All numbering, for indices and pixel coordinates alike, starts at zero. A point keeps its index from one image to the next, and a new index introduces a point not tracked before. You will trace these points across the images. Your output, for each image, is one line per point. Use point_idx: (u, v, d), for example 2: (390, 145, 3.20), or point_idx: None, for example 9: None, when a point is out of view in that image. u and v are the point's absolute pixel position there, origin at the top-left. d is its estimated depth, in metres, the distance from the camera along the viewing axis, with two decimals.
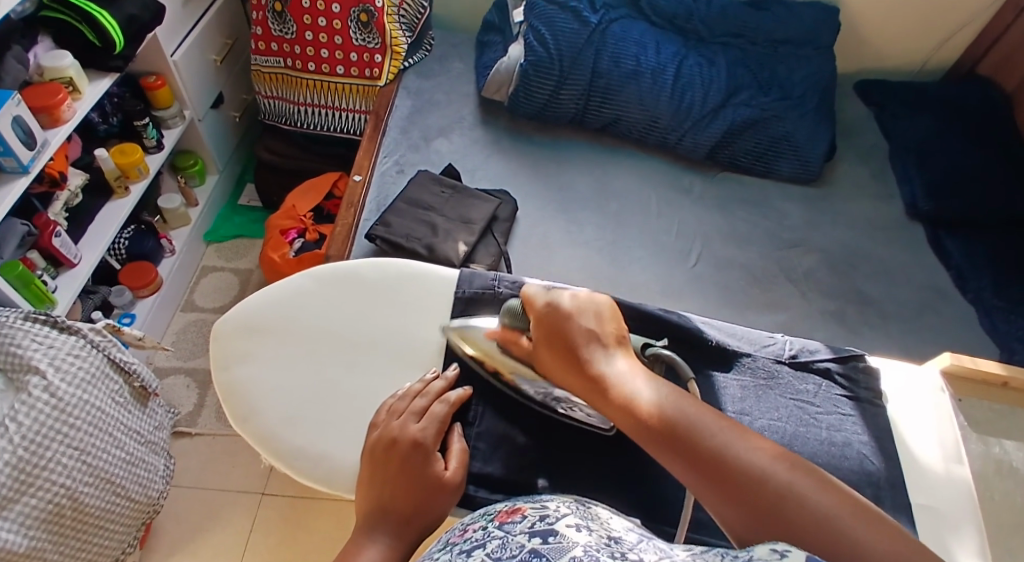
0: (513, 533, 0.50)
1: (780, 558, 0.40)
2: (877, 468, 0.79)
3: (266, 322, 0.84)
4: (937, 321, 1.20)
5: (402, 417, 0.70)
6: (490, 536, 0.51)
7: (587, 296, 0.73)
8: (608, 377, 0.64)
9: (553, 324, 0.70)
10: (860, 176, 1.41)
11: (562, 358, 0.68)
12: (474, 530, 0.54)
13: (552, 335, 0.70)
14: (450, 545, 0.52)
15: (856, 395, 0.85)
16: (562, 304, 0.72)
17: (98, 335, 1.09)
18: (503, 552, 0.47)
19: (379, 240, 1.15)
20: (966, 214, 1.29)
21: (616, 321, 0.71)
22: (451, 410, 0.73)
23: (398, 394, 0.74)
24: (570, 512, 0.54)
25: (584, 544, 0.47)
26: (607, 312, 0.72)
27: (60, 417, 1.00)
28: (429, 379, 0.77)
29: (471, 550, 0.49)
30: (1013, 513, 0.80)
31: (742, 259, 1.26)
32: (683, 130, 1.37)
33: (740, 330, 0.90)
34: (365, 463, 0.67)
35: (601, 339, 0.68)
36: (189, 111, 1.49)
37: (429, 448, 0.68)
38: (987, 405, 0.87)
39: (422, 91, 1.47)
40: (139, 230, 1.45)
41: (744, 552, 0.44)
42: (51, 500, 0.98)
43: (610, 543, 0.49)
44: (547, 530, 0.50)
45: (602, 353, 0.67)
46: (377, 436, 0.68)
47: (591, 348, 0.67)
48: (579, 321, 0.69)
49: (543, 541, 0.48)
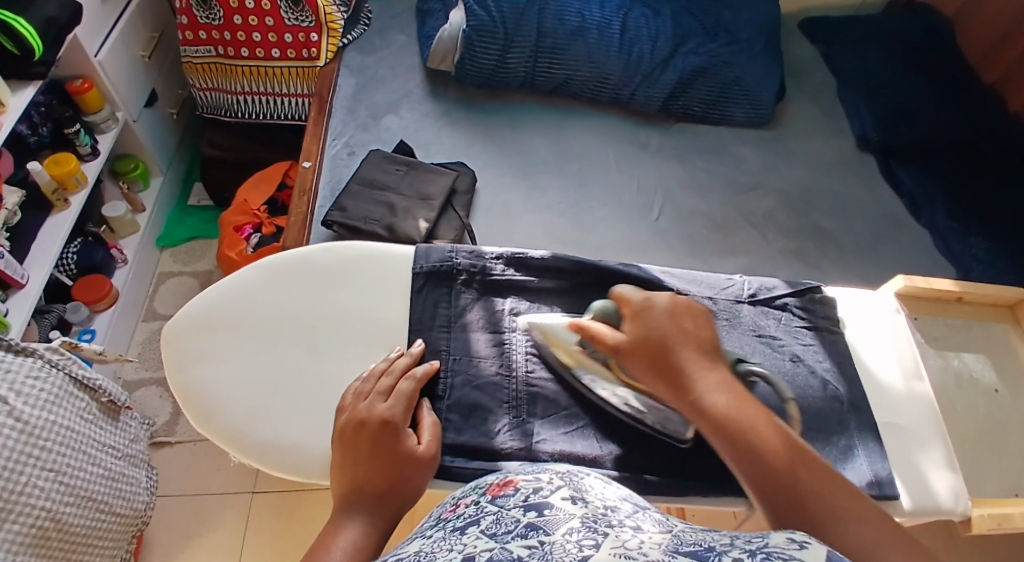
0: (506, 507, 0.50)
1: (800, 550, 0.41)
2: (840, 393, 0.78)
3: (220, 319, 0.81)
4: (894, 247, 1.23)
5: (368, 398, 0.69)
6: (484, 511, 0.50)
7: (681, 299, 0.70)
8: (703, 387, 0.64)
9: (646, 334, 0.68)
10: (811, 114, 1.42)
11: (656, 368, 0.66)
12: (466, 505, 0.54)
13: (644, 347, 0.67)
14: (442, 521, 0.52)
15: (815, 326, 0.83)
16: (653, 316, 0.69)
17: (56, 354, 1.05)
18: (499, 528, 0.47)
19: (336, 225, 1.13)
20: (912, 142, 1.32)
21: (709, 327, 0.69)
22: (418, 385, 0.73)
23: (363, 377, 0.73)
24: (562, 484, 0.54)
25: (579, 516, 0.47)
26: (699, 316, 0.70)
27: (29, 441, 0.97)
28: (394, 358, 0.75)
29: (465, 527, 0.48)
30: (974, 422, 0.82)
31: (703, 208, 1.27)
32: (634, 84, 1.36)
33: (698, 275, 0.86)
34: (337, 445, 0.66)
35: (698, 345, 0.67)
36: (122, 113, 1.43)
37: (397, 427, 0.67)
38: (942, 321, 0.89)
39: (366, 68, 1.42)
40: (86, 242, 1.40)
41: (758, 536, 0.44)
42: (34, 524, 0.96)
43: (607, 512, 0.49)
44: (540, 503, 0.49)
45: (699, 364, 0.65)
46: (345, 420, 0.67)
47: (686, 352, 0.66)
48: (677, 324, 0.68)
49: (538, 514, 0.48)
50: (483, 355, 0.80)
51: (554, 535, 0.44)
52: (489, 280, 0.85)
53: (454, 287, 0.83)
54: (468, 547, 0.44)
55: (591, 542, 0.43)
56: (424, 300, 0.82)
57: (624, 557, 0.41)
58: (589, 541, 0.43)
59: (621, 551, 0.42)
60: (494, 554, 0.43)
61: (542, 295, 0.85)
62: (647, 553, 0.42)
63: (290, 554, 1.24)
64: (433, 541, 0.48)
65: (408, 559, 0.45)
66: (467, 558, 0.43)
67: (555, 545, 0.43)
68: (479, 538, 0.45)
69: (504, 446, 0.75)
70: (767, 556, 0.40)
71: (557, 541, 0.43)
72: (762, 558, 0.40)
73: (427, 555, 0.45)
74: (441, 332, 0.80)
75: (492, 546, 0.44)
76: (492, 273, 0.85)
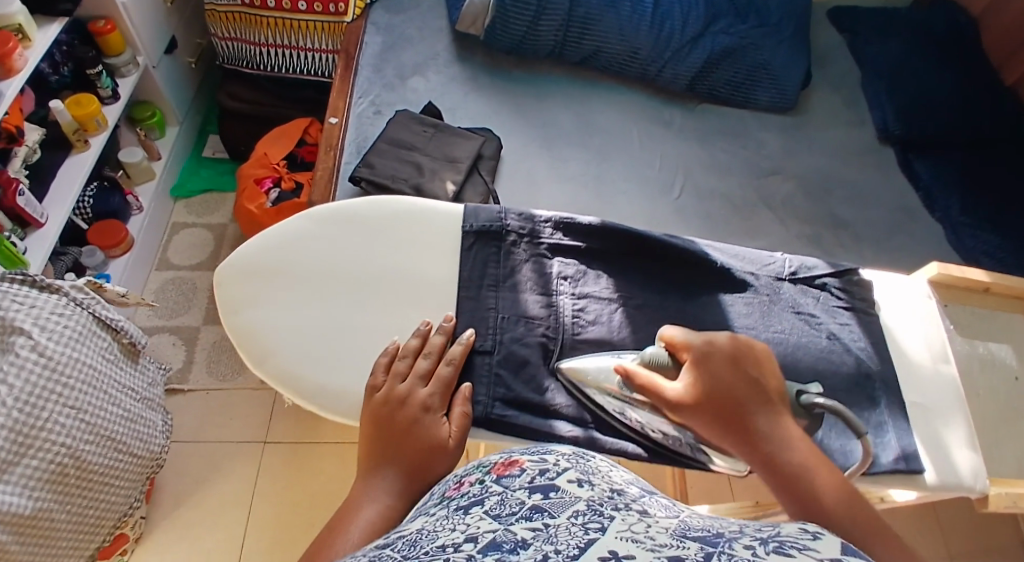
0: (512, 488, 0.44)
1: (815, 541, 0.37)
2: (872, 366, 0.81)
3: (269, 263, 0.76)
4: (909, 238, 1.25)
5: (406, 380, 0.67)
6: (489, 490, 0.44)
7: (743, 341, 0.67)
8: (770, 441, 0.60)
9: (710, 382, 0.63)
10: (835, 104, 1.43)
11: (723, 416, 0.61)
12: (471, 483, 0.48)
13: (714, 395, 0.62)
14: (446, 500, 0.47)
15: (852, 306, 0.85)
16: (718, 367, 0.64)
17: (81, 293, 1.05)
18: (503, 509, 0.41)
19: (364, 182, 1.14)
20: (933, 135, 1.33)
21: (774, 373, 0.66)
22: (457, 372, 0.70)
23: (397, 353, 0.70)
24: (569, 466, 0.48)
25: (585, 500, 0.42)
26: (765, 362, 0.67)
27: (52, 376, 0.98)
28: (426, 331, 0.72)
29: (469, 507, 0.42)
30: (993, 408, 0.84)
31: (723, 189, 1.28)
32: (662, 61, 1.36)
33: (741, 250, 0.86)
34: (366, 422, 0.65)
35: (765, 393, 0.63)
36: (143, 58, 1.41)
37: (428, 413, 0.65)
38: (969, 310, 0.89)
39: (393, 26, 1.40)
40: (102, 187, 1.38)
41: (769, 526, 0.40)
42: (54, 459, 0.97)
43: (612, 496, 0.44)
44: (546, 485, 0.44)
45: (766, 414, 0.62)
46: (381, 400, 0.66)
47: (754, 402, 0.62)
48: (744, 371, 0.64)
49: (543, 497, 0.42)
50: (534, 315, 0.76)
51: (559, 518, 0.39)
52: (537, 242, 0.81)
53: (503, 247, 0.79)
54: (471, 527, 0.38)
55: (597, 524, 0.38)
56: (474, 259, 0.78)
57: (630, 541, 0.36)
58: (595, 523, 0.38)
59: (628, 536, 0.36)
60: (498, 535, 0.37)
61: (591, 260, 0.82)
62: (653, 537, 0.36)
63: (298, 507, 1.25)
64: (436, 519, 0.42)
65: (407, 540, 0.39)
66: (468, 539, 0.36)
67: (561, 528, 0.37)
68: (483, 519, 0.39)
69: (556, 404, 0.72)
70: (781, 545, 0.36)
71: (562, 524, 0.38)
72: (774, 546, 0.35)
73: (428, 535, 0.39)
74: (491, 291, 0.76)
75: (495, 527, 0.38)
76: (541, 236, 0.81)
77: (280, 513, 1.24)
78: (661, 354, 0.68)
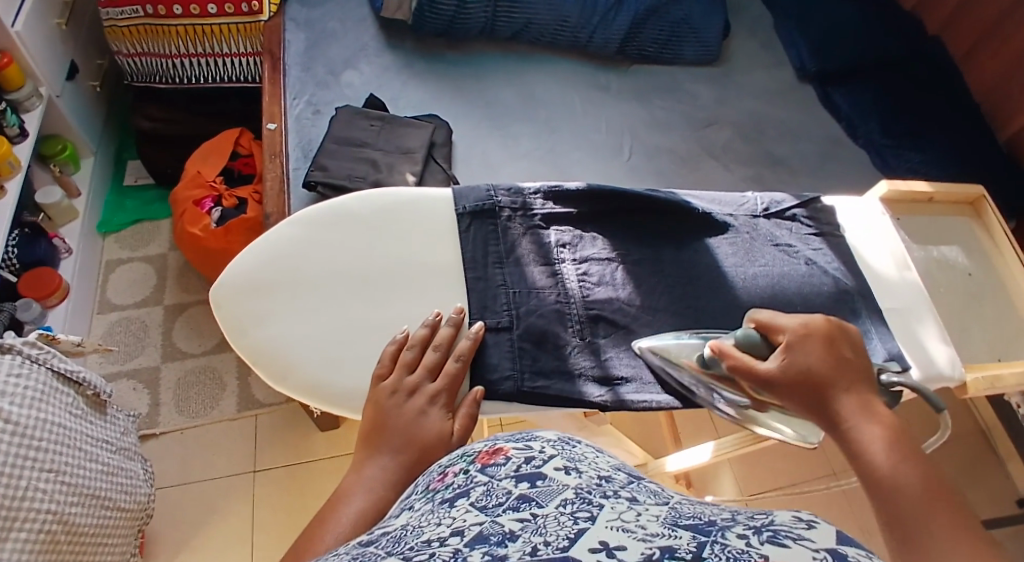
0: (498, 477, 0.39)
1: (808, 531, 0.32)
2: (849, 284, 0.87)
3: (269, 278, 0.75)
4: (840, 166, 1.33)
5: (415, 372, 0.68)
6: (473, 482, 0.39)
7: (838, 325, 0.65)
8: (855, 422, 0.57)
9: (803, 361, 0.62)
10: (753, 50, 1.51)
11: (813, 393, 0.60)
12: (455, 474, 0.42)
13: (806, 373, 0.61)
14: (429, 494, 0.41)
15: (822, 231, 0.91)
16: (816, 347, 0.63)
17: (34, 349, 0.97)
18: (488, 501, 0.36)
19: (320, 186, 1.10)
20: (847, 67, 1.42)
21: (866, 359, 0.64)
22: (463, 368, 0.70)
23: (400, 343, 0.70)
24: (556, 453, 0.42)
25: (574, 488, 0.37)
26: (858, 346, 0.66)
27: (22, 442, 0.91)
28: (433, 322, 0.72)
29: (453, 500, 0.38)
30: (952, 304, 0.92)
31: (667, 145, 1.33)
32: (591, 26, 1.39)
33: (717, 195, 0.90)
34: (368, 412, 0.65)
35: (856, 384, 0.61)
36: (45, 89, 1.31)
37: (432, 407, 0.65)
38: (918, 219, 0.98)
39: (314, 21, 1.35)
40: (25, 234, 1.28)
41: (761, 514, 0.36)
42: (43, 528, 0.91)
43: (601, 483, 0.38)
44: (533, 473, 0.39)
45: (859, 401, 0.59)
46: (387, 389, 0.66)
47: (850, 388, 0.60)
48: (837, 354, 0.62)
49: (531, 486, 0.37)
50: (542, 285, 0.78)
51: (547, 507, 0.35)
52: (530, 215, 0.82)
53: (499, 223, 0.80)
54: (455, 522, 0.34)
55: (587, 513, 0.34)
56: (473, 239, 0.79)
57: (622, 530, 0.32)
58: (585, 512, 0.34)
59: (620, 525, 0.33)
60: (484, 528, 0.34)
61: (584, 224, 0.84)
62: (645, 526, 0.33)
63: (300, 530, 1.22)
64: (418, 516, 0.38)
65: (391, 537, 0.35)
66: (454, 533, 0.33)
67: (550, 518, 0.34)
68: (468, 512, 0.36)
69: (578, 365, 0.74)
70: (774, 535, 0.32)
71: (551, 514, 0.34)
72: (768, 537, 0.32)
73: (412, 531, 0.35)
74: (497, 268, 0.77)
75: (481, 520, 0.34)
76: (533, 208, 0.83)
77: (285, 538, 1.21)
78: (753, 334, 0.66)
